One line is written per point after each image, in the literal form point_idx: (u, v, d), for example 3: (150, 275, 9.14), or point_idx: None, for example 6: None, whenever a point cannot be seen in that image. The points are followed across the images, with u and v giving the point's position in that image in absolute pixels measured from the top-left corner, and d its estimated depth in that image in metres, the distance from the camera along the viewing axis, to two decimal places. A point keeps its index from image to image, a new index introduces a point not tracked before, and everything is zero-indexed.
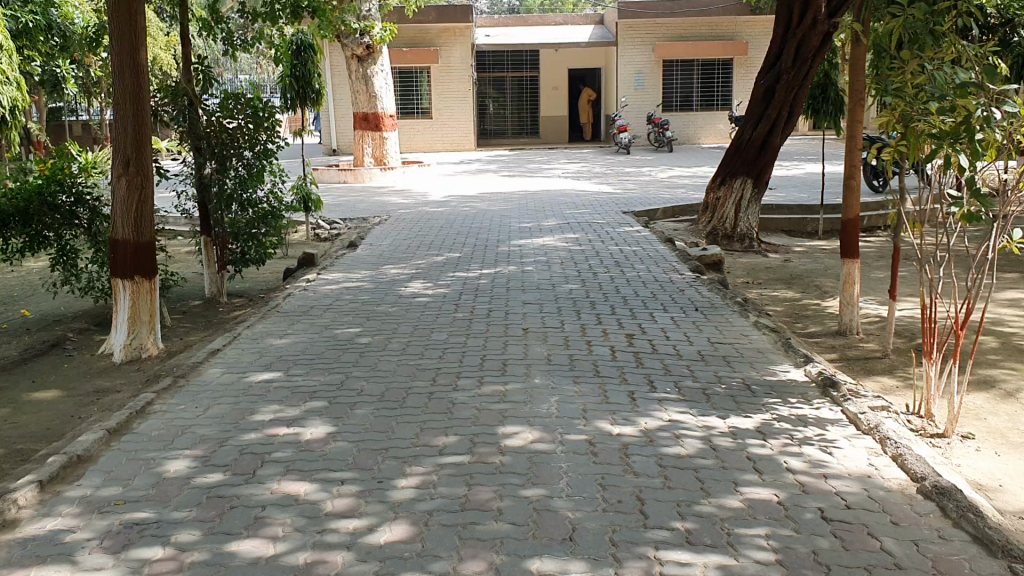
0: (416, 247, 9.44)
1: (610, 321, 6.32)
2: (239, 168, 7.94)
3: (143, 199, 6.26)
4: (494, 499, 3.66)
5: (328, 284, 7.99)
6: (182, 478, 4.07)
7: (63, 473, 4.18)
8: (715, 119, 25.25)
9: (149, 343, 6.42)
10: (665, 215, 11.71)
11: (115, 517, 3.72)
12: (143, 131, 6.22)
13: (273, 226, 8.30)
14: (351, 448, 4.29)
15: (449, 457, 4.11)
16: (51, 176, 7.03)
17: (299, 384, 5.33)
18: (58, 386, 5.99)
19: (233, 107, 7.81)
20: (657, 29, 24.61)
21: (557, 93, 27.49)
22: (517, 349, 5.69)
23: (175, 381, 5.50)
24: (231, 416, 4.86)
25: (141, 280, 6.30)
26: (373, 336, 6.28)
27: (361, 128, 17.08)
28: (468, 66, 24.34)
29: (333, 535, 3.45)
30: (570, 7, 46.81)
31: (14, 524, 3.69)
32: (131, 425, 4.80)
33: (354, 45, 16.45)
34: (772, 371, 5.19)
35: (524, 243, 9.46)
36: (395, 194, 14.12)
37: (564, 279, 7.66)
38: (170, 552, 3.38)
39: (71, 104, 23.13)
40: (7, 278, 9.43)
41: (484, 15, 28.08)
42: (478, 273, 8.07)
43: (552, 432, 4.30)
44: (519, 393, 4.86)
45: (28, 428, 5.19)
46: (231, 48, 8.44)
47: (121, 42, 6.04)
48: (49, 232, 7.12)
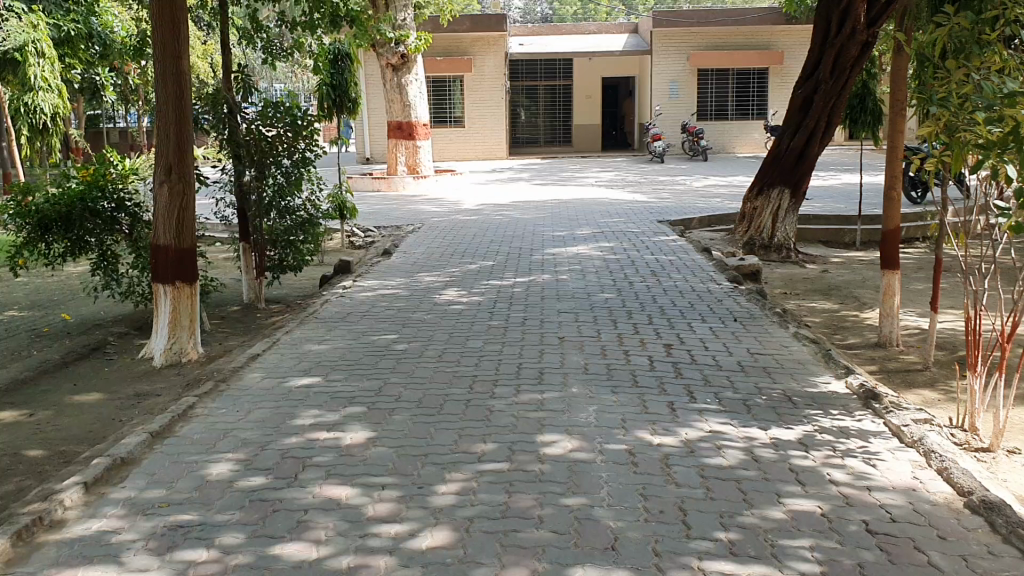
0: (450, 255, 9.46)
1: (648, 330, 6.31)
2: (277, 176, 8.05)
3: (184, 207, 6.36)
4: (536, 507, 3.66)
5: (365, 291, 8.03)
6: (225, 482, 4.17)
7: (108, 475, 4.30)
8: (750, 129, 25.18)
9: (189, 347, 6.51)
10: (700, 224, 11.59)
11: (159, 519, 3.84)
12: (185, 140, 6.31)
13: (311, 233, 8.37)
14: (390, 454, 4.33)
15: (488, 464, 4.12)
16: (92, 182, 7.20)
17: (339, 389, 5.38)
18: (100, 389, 6.10)
19: (272, 115, 7.95)
20: (692, 38, 24.57)
21: (591, 102, 27.49)
22: (554, 358, 5.68)
23: (217, 385, 5.58)
24: (272, 420, 4.92)
25: (182, 285, 6.39)
26: (410, 343, 6.31)
27: (394, 136, 17.16)
28: (502, 75, 24.39)
29: (375, 539, 3.52)
30: (605, 15, 46.81)
31: (61, 525, 3.84)
32: (173, 428, 4.89)
33: (389, 54, 16.42)
34: (812, 382, 5.14)
35: (559, 251, 9.45)
36: (428, 202, 14.14)
37: (599, 288, 7.65)
38: (215, 555, 3.49)
39: (110, 113, 23.48)
40: (48, 282, 9.57)
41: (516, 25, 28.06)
42: (513, 281, 8.08)
43: (591, 441, 4.30)
44: (558, 402, 4.85)
45: (71, 432, 5.34)
46: (269, 57, 8.51)
47: (165, 50, 6.17)
48: (90, 237, 7.26)
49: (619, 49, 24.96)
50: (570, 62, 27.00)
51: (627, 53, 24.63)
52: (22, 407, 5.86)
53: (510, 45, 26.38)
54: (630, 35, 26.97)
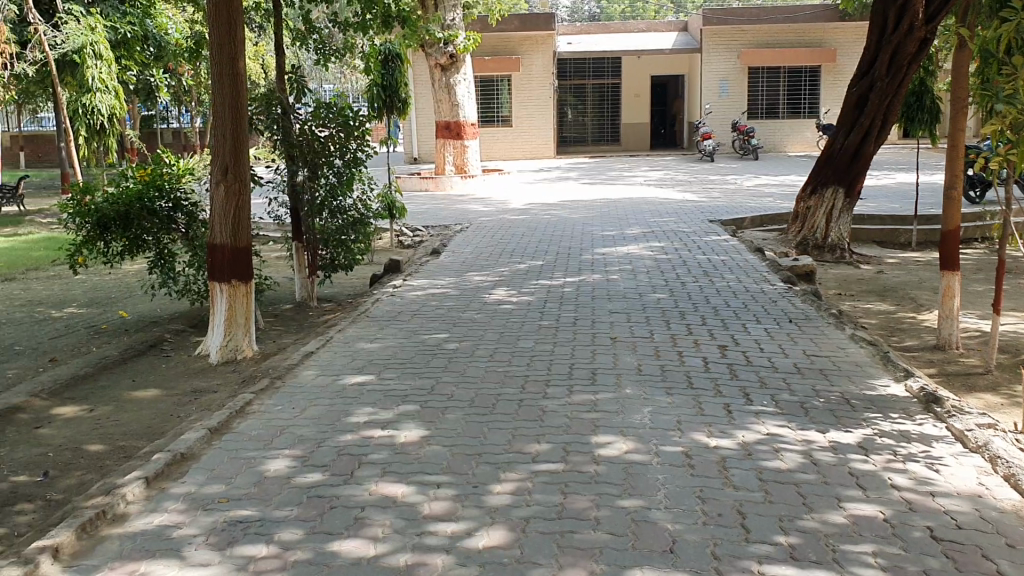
0: (500, 255, 9.47)
1: (701, 331, 6.25)
2: (329, 175, 8.13)
3: (240, 207, 6.45)
4: (592, 508, 3.65)
5: (415, 290, 8.08)
6: (283, 478, 4.22)
7: (168, 470, 4.38)
8: (801, 126, 24.82)
9: (245, 345, 6.60)
10: (751, 224, 11.46)
11: (219, 514, 3.90)
12: (242, 140, 6.40)
13: (362, 232, 8.44)
14: (444, 452, 4.35)
15: (543, 464, 4.11)
16: (150, 181, 7.34)
17: (391, 388, 5.42)
18: (158, 385, 6.21)
19: (325, 116, 8.04)
20: (742, 36, 24.34)
21: (640, 101, 27.17)
22: (606, 359, 5.66)
23: (273, 382, 5.66)
24: (326, 418, 4.97)
25: (238, 283, 6.49)
26: (461, 342, 6.33)
27: (442, 137, 17.24)
28: (550, 74, 24.36)
29: (432, 538, 3.53)
30: (654, 13, 46.51)
31: (124, 519, 3.91)
32: (231, 425, 4.97)
33: (438, 54, 16.49)
34: (871, 385, 5.05)
35: (609, 251, 9.41)
36: (476, 202, 14.17)
37: (651, 288, 7.61)
38: (274, 550, 3.53)
39: (164, 114, 23.91)
40: (106, 280, 9.76)
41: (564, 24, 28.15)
42: (563, 281, 8.06)
43: (646, 442, 4.27)
44: (611, 403, 4.83)
45: (130, 427, 5.44)
46: (322, 57, 8.60)
47: (220, 52, 6.26)
48: (147, 237, 7.39)
49: (668, 46, 24.80)
50: (618, 61, 26.92)
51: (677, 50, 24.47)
52: (82, 402, 5.98)
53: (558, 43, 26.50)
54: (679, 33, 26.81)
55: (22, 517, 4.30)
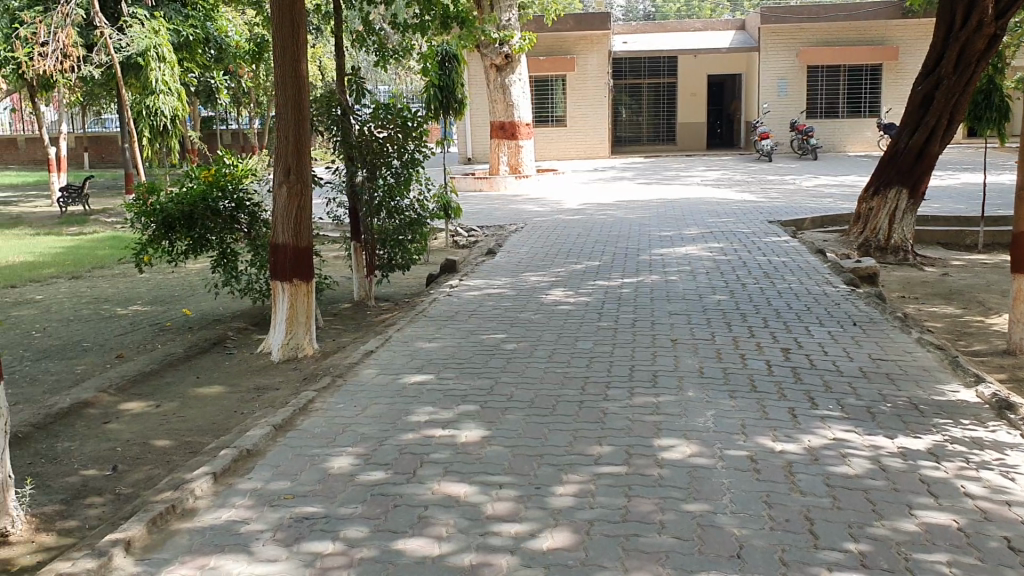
0: (556, 255, 9.46)
1: (764, 333, 6.18)
2: (387, 176, 8.20)
3: (302, 207, 6.54)
4: (656, 511, 3.63)
5: (471, 290, 8.12)
6: (347, 475, 4.26)
7: (235, 466, 4.45)
8: (862, 126, 24.37)
9: (305, 343, 6.69)
10: (812, 225, 11.29)
11: (286, 510, 3.95)
12: (303, 141, 6.48)
13: (419, 232, 8.49)
14: (506, 453, 4.36)
15: (605, 466, 4.10)
16: (213, 182, 7.49)
17: (451, 387, 5.44)
18: (221, 382, 6.32)
19: (384, 117, 8.10)
20: (802, 34, 24.03)
21: (696, 100, 26.99)
22: (667, 361, 5.63)
23: (334, 380, 5.72)
24: (388, 416, 5.01)
25: (299, 282, 6.58)
26: (519, 342, 6.34)
27: (497, 137, 17.29)
28: (605, 74, 24.28)
29: (496, 538, 3.54)
30: (710, 12, 46.07)
31: (193, 513, 3.99)
32: (295, 422, 5.04)
33: (493, 55, 16.55)
34: (939, 391, 4.94)
35: (667, 251, 9.35)
36: (530, 201, 14.18)
37: (711, 290, 7.54)
38: (340, 547, 3.57)
39: (223, 115, 24.34)
40: (170, 278, 9.96)
41: (619, 23, 28.02)
42: (620, 281, 8.04)
43: (710, 446, 4.24)
44: (674, 406, 4.80)
45: (196, 423, 5.55)
46: (380, 58, 8.67)
47: (283, 54, 6.35)
48: (211, 236, 7.53)
49: (726, 45, 24.55)
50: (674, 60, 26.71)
51: (735, 49, 24.20)
52: (149, 398, 6.11)
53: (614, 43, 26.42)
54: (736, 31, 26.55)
55: (93, 509, 4.41)
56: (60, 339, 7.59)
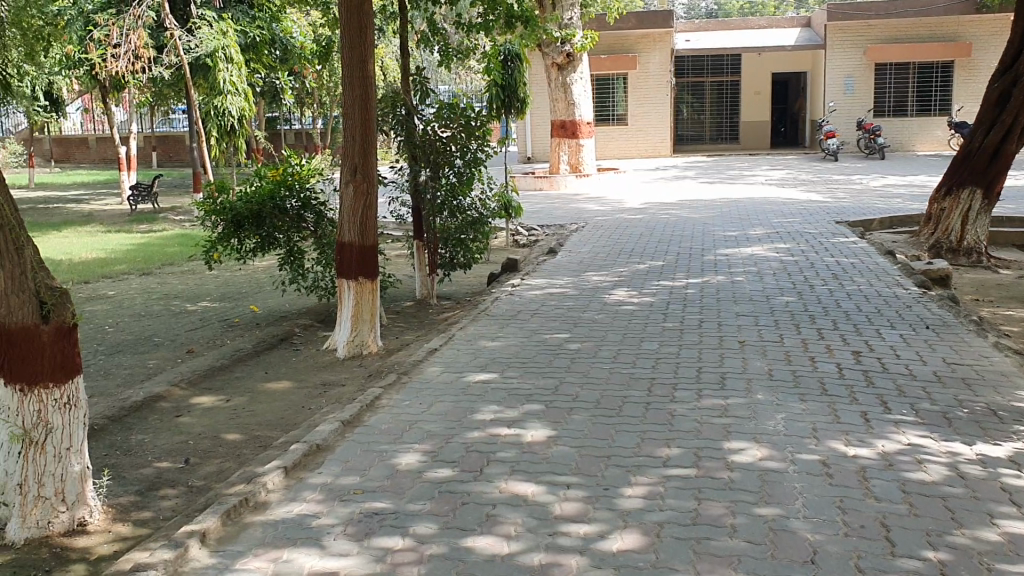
0: (619, 255, 9.43)
1: (833, 335, 6.08)
2: (449, 176, 8.25)
3: (368, 205, 6.61)
4: (727, 515, 3.60)
5: (534, 289, 8.13)
6: (415, 472, 4.30)
7: (305, 460, 4.52)
8: (932, 125, 23.78)
9: (370, 341, 6.76)
10: (880, 226, 11.06)
11: (356, 505, 4.00)
12: (370, 140, 6.55)
13: (481, 232, 8.50)
14: (573, 453, 4.36)
15: (674, 469, 4.08)
16: (280, 181, 7.62)
17: (515, 386, 5.46)
18: (289, 377, 6.43)
19: (447, 116, 8.15)
20: (870, 32, 23.60)
21: (760, 98, 26.52)
22: (734, 363, 5.57)
23: (399, 378, 5.78)
24: (453, 414, 5.05)
25: (364, 280, 6.65)
26: (583, 342, 6.33)
27: (558, 136, 17.28)
28: (668, 72, 24.10)
29: (565, 538, 3.54)
30: (773, 9, 45.45)
31: (265, 506, 4.06)
32: (362, 418, 5.10)
33: (555, 54, 16.57)
34: (1019, 397, 4.81)
35: (732, 252, 9.26)
36: (591, 200, 14.15)
37: (778, 291, 7.44)
38: (410, 543, 3.61)
39: (286, 115, 24.71)
40: (237, 276, 10.15)
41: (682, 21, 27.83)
42: (685, 282, 7.97)
43: (781, 450, 4.18)
44: (742, 408, 4.75)
45: (265, 418, 5.65)
46: (445, 58, 8.73)
47: (352, 54, 6.42)
48: (279, 234, 7.66)
49: (791, 43, 24.18)
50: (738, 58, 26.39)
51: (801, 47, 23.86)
52: (219, 392, 6.24)
53: (677, 41, 26.24)
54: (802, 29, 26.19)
55: (167, 501, 4.51)
56: (133, 334, 7.78)
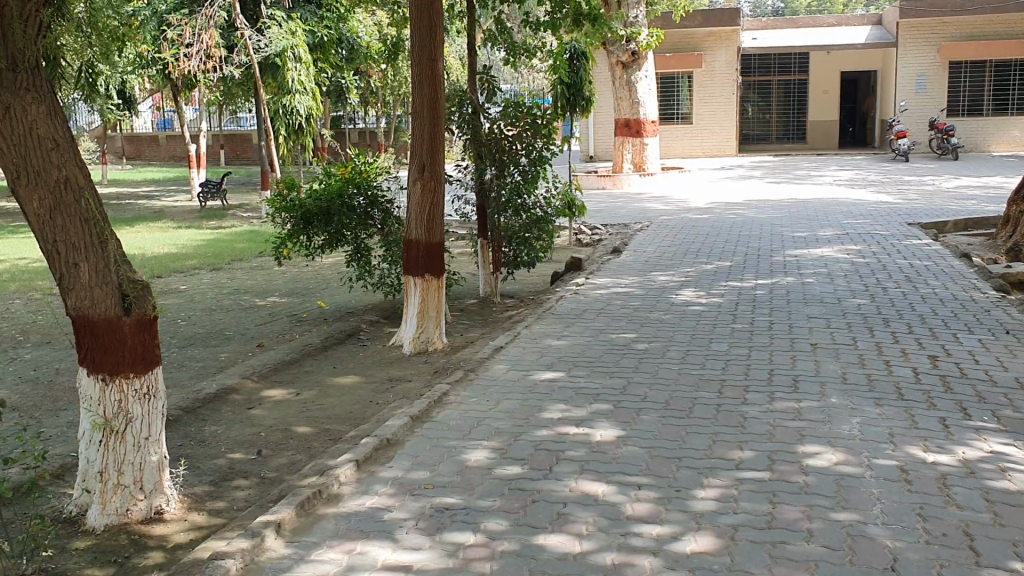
0: (685, 254, 9.36)
1: (908, 339, 5.95)
2: (514, 174, 8.26)
3: (435, 203, 6.67)
4: (803, 519, 3.55)
5: (599, 288, 8.11)
6: (484, 469, 4.33)
7: (376, 454, 4.58)
8: (1008, 125, 23.12)
9: (436, 338, 6.80)
10: (955, 228, 10.80)
11: (427, 500, 4.04)
12: (438, 138, 6.61)
13: (545, 231, 8.43)
14: (643, 454, 4.34)
15: (747, 472, 4.03)
16: (349, 179, 7.73)
17: (583, 385, 5.46)
18: (357, 373, 6.51)
19: (514, 115, 8.18)
20: (944, 29, 23.04)
21: (828, 97, 26.12)
22: (807, 365, 5.48)
23: (466, 375, 5.82)
24: (521, 412, 5.06)
25: (430, 278, 6.70)
26: (651, 342, 6.29)
27: (622, 134, 17.20)
28: (733, 71, 23.83)
29: (637, 539, 3.53)
30: (841, 6, 44.64)
31: (338, 499, 4.12)
32: (430, 414, 5.14)
33: (620, 52, 16.53)
34: None
35: (801, 253, 9.13)
36: (656, 200, 14.06)
37: (850, 293, 7.31)
38: (482, 539, 3.63)
39: (350, 114, 25.02)
40: (304, 272, 10.31)
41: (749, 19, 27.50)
42: (754, 283, 7.88)
43: (857, 455, 4.11)
44: (816, 412, 4.68)
45: (335, 412, 5.73)
46: (511, 56, 8.77)
47: (421, 53, 6.49)
48: (347, 232, 7.73)
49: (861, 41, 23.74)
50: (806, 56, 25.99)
51: (871, 45, 23.39)
52: (290, 386, 6.35)
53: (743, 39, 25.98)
54: (873, 26, 25.68)
55: (240, 491, 4.60)
56: (205, 328, 7.94)
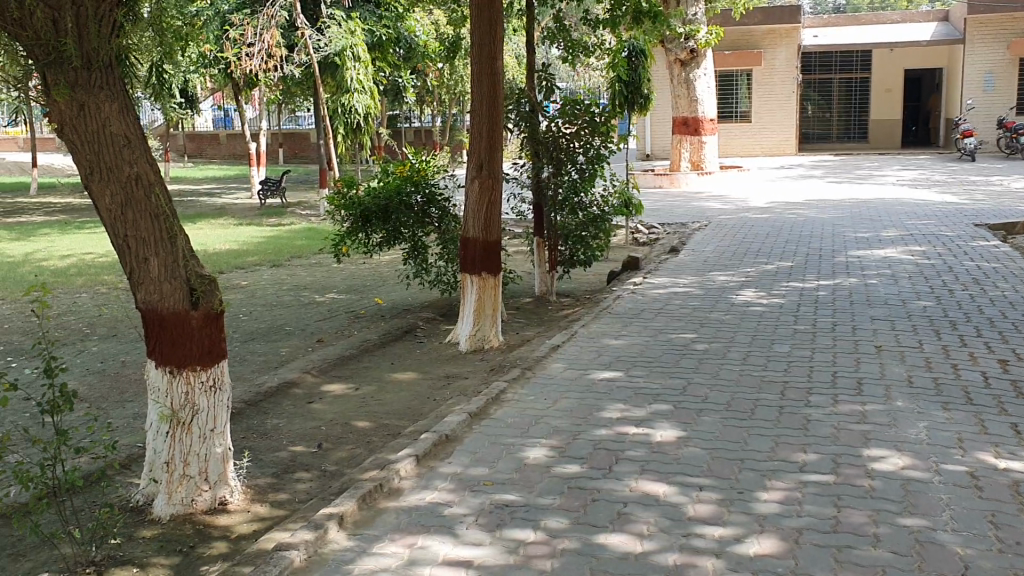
0: (745, 254, 9.26)
1: (977, 343, 5.82)
2: (572, 172, 8.25)
3: (493, 202, 6.69)
4: (869, 524, 3.49)
5: (657, 288, 8.07)
6: (544, 466, 4.33)
7: (435, 450, 4.61)
8: None
9: (492, 336, 6.82)
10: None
11: (486, 496, 4.06)
12: (496, 137, 6.63)
13: (601, 229, 8.44)
14: (704, 455, 4.30)
15: (811, 474, 3.98)
16: (407, 177, 7.79)
17: (641, 385, 5.43)
18: (414, 369, 6.56)
19: (572, 113, 8.16)
20: (1013, 25, 22.44)
21: (891, 95, 25.58)
22: (871, 368, 5.39)
23: (524, 373, 5.83)
24: (580, 411, 5.05)
25: (487, 276, 6.73)
26: (711, 342, 6.24)
27: (680, 133, 17.06)
28: (793, 69, 23.50)
29: (700, 540, 3.50)
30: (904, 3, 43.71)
31: (399, 493, 4.16)
32: (488, 411, 5.16)
33: (678, 49, 16.40)
34: None
35: (864, 253, 8.99)
36: (713, 199, 13.94)
37: (915, 295, 7.17)
38: (543, 537, 3.63)
39: (406, 113, 25.21)
40: (362, 269, 10.42)
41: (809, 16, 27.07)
42: (816, 283, 7.76)
43: (925, 460, 4.03)
44: (881, 415, 4.60)
45: (393, 407, 5.79)
46: (570, 54, 8.75)
47: (481, 51, 6.50)
48: (404, 230, 7.80)
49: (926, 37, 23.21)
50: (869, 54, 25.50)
51: (937, 41, 22.86)
52: (349, 381, 6.42)
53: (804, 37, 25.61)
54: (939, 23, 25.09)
55: (302, 484, 4.66)
56: (266, 323, 8.08)
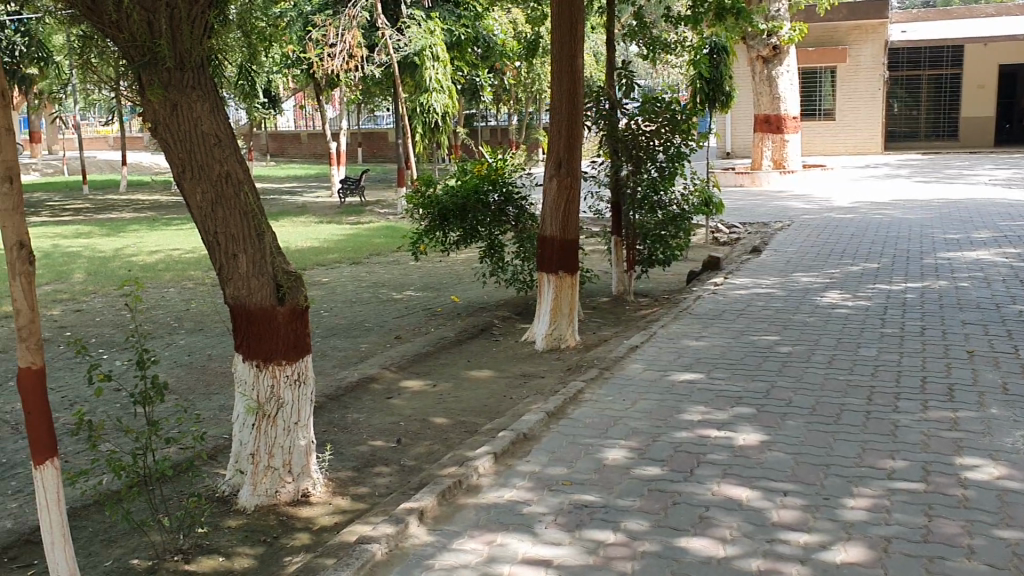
0: (829, 255, 9.06)
1: None
2: (651, 171, 8.18)
3: (570, 200, 6.68)
4: (963, 535, 3.38)
5: (738, 289, 7.94)
6: (623, 468, 4.30)
7: (513, 448, 4.62)
8: None
9: (569, 335, 6.80)
10: None
11: (565, 496, 4.05)
12: (575, 135, 6.61)
13: (682, 228, 8.25)
14: (788, 460, 4.22)
15: (900, 482, 3.87)
16: (484, 176, 7.82)
17: (722, 387, 5.36)
18: (491, 367, 6.59)
19: (652, 111, 8.09)
20: None
21: (983, 92, 24.65)
22: (963, 374, 5.21)
23: (602, 373, 5.80)
24: (659, 413, 5.01)
25: (564, 274, 6.72)
26: (794, 345, 6.11)
27: (762, 131, 16.79)
28: (880, 66, 22.95)
29: (784, 546, 3.44)
30: None
31: (478, 490, 4.18)
32: (566, 410, 5.15)
33: (760, 46, 16.10)
34: None
35: (955, 255, 8.70)
36: (795, 199, 13.67)
37: (1010, 299, 6.90)
38: (622, 538, 3.61)
39: (484, 112, 25.35)
40: (440, 267, 10.51)
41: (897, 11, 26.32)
42: (904, 286, 7.54)
43: (1022, 470, 3.88)
44: (974, 423, 4.44)
45: (471, 405, 5.82)
46: (650, 51, 8.68)
47: (561, 49, 6.50)
48: (482, 228, 7.84)
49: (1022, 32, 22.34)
50: (960, 49, 24.65)
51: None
52: (427, 378, 6.49)
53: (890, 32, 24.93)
54: None
55: (382, 478, 4.72)
56: (346, 319, 8.21)
